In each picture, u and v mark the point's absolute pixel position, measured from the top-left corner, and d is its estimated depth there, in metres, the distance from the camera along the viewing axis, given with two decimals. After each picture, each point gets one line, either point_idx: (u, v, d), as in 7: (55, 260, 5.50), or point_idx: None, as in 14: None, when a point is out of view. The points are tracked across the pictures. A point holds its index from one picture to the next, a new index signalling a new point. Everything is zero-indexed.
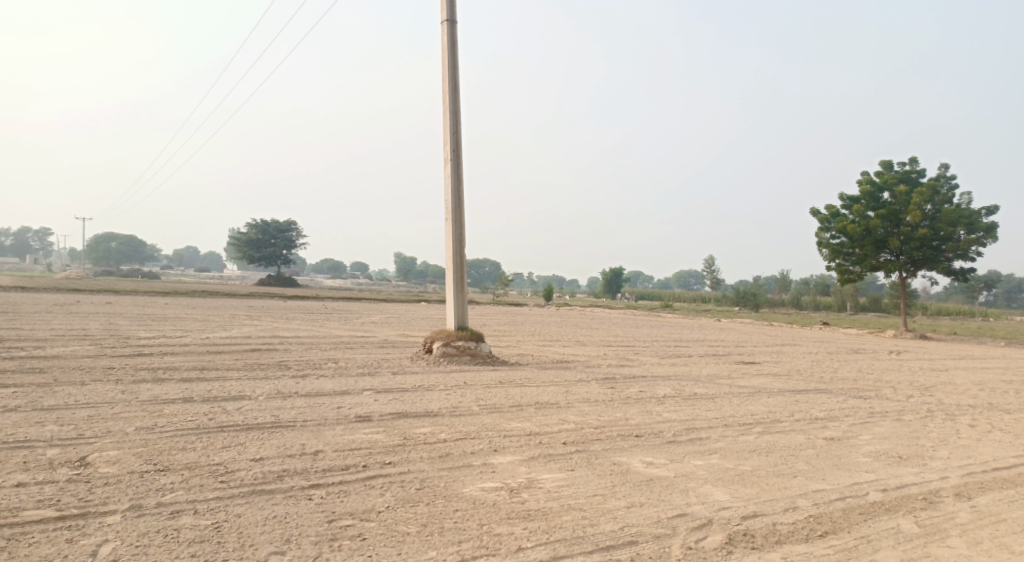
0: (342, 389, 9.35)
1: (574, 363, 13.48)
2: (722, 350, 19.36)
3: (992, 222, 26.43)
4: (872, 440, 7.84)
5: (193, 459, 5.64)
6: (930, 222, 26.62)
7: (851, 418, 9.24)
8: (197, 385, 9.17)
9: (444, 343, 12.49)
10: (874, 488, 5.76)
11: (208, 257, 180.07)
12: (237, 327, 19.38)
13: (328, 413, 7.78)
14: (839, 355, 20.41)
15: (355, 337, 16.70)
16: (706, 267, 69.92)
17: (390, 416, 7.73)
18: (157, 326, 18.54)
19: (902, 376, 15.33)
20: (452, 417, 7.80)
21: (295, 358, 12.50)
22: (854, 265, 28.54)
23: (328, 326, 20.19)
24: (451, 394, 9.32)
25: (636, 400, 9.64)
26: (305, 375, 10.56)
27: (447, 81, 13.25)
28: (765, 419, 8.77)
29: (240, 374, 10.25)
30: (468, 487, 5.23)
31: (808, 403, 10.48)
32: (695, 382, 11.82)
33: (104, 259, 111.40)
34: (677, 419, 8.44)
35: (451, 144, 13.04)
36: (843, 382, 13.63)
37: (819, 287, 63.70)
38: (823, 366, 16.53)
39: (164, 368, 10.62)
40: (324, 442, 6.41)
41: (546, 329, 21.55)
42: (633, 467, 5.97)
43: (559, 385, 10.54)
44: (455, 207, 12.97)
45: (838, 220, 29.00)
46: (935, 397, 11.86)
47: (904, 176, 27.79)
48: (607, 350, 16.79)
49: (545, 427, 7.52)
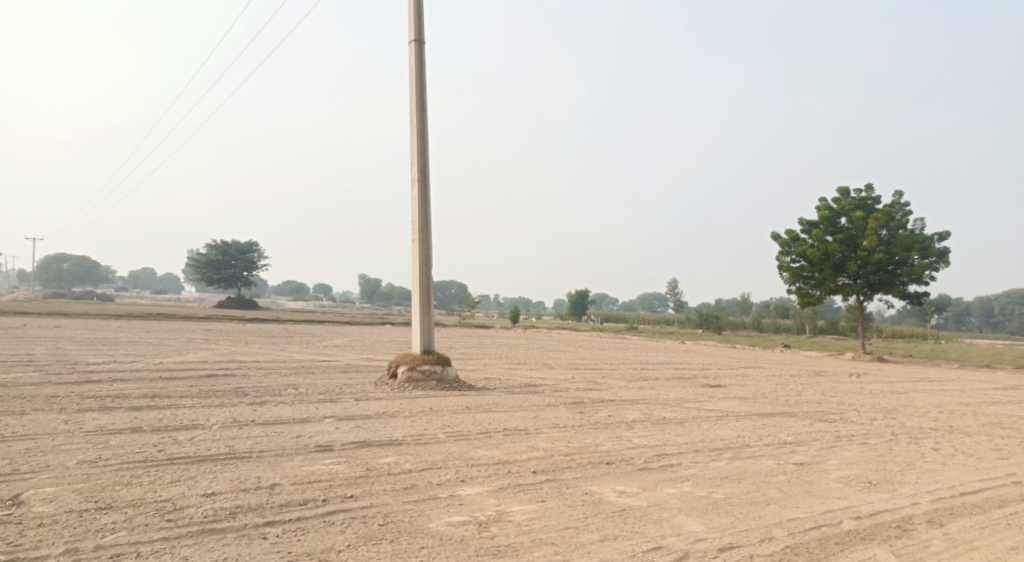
0: (302, 417, 9.04)
1: (540, 387, 13.29)
2: (687, 373, 19.34)
3: (945, 247, 27.00)
4: (840, 465, 7.76)
5: (139, 495, 5.36)
6: (886, 247, 27.10)
7: (820, 442, 9.18)
8: (149, 414, 8.80)
9: (410, 368, 12.22)
10: (848, 515, 5.64)
11: (166, 279, 176.75)
12: (193, 351, 18.84)
13: (287, 442, 7.49)
14: (801, 377, 20.51)
15: (316, 361, 16.33)
16: (669, 290, 70.47)
17: (353, 445, 7.46)
18: (109, 350, 17.95)
19: (864, 398, 15.42)
20: (417, 446, 7.55)
21: (254, 384, 12.12)
22: (814, 289, 28.90)
23: (288, 350, 19.73)
24: (416, 421, 9.06)
25: (605, 425, 9.49)
26: (263, 402, 10.21)
27: (414, 101, 13.10)
28: (735, 444, 8.66)
29: (195, 402, 9.89)
30: (434, 521, 5.01)
31: (776, 426, 10.41)
32: (662, 406, 11.71)
33: (57, 280, 108.62)
34: (647, 444, 8.29)
35: (418, 165, 12.87)
36: (808, 405, 13.63)
37: (779, 310, 64.50)
38: (787, 389, 16.56)
39: (113, 395, 10.20)
40: (281, 474, 6.12)
41: (512, 352, 21.36)
42: (605, 497, 5.79)
43: (527, 411, 10.34)
44: (422, 228, 12.77)
45: (798, 244, 29.39)
46: (898, 420, 11.91)
47: (861, 202, 28.29)
48: (573, 373, 16.63)
49: (513, 455, 7.31)
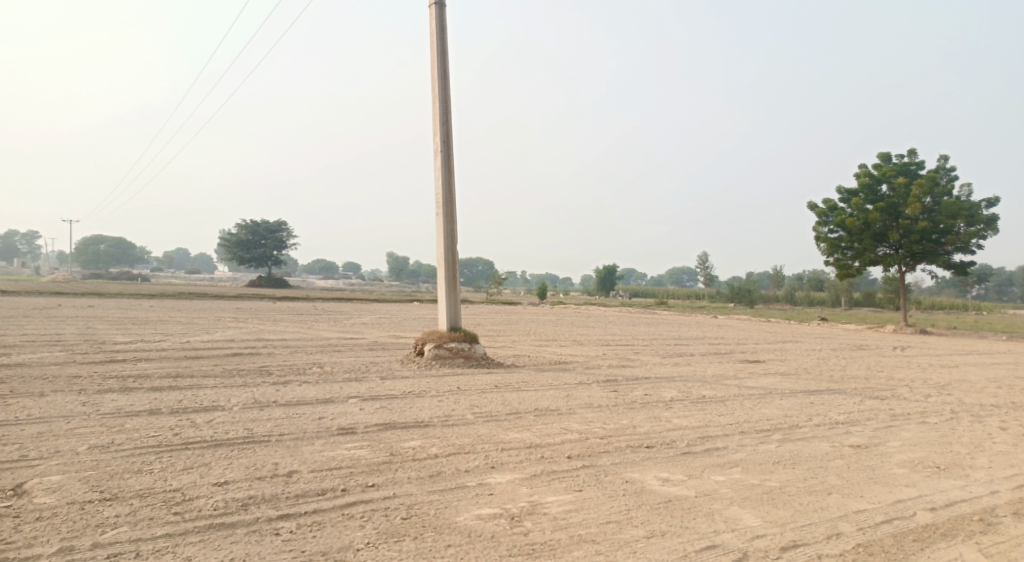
0: (326, 397, 8.66)
1: (573, 364, 12.79)
2: (723, 348, 18.72)
3: (992, 214, 25.88)
4: (902, 447, 7.17)
5: (146, 484, 4.96)
6: (930, 215, 26.03)
7: (874, 422, 8.58)
8: (168, 395, 8.47)
9: (436, 345, 11.80)
10: (921, 506, 5.10)
11: (200, 259, 179.18)
12: (220, 330, 18.58)
13: (307, 424, 7.08)
14: (842, 351, 19.74)
15: (344, 339, 15.99)
16: (699, 264, 69.47)
17: (376, 428, 7.04)
18: (137, 329, 17.82)
19: (913, 373, 14.70)
20: (444, 428, 7.11)
21: (278, 363, 11.78)
22: (853, 260, 27.96)
23: (316, 328, 19.48)
24: (443, 401, 8.63)
25: (642, 405, 8.98)
26: (286, 381, 9.85)
27: (436, 68, 12.55)
28: (783, 424, 8.10)
29: (216, 382, 9.55)
30: (463, 515, 4.56)
31: (825, 405, 9.81)
32: (701, 384, 11.15)
33: (93, 262, 110.32)
34: (688, 425, 7.77)
35: (441, 135, 12.35)
36: (854, 381, 12.95)
37: (812, 282, 63.06)
38: (830, 364, 15.90)
39: (135, 375, 9.92)
40: (299, 461, 5.70)
41: (542, 328, 20.91)
42: (649, 485, 5.29)
43: (558, 389, 9.87)
44: (446, 200, 12.28)
45: (836, 214, 28.43)
46: (954, 396, 11.23)
47: (902, 169, 27.20)
48: (605, 349, 16.12)
49: (546, 438, 6.85)
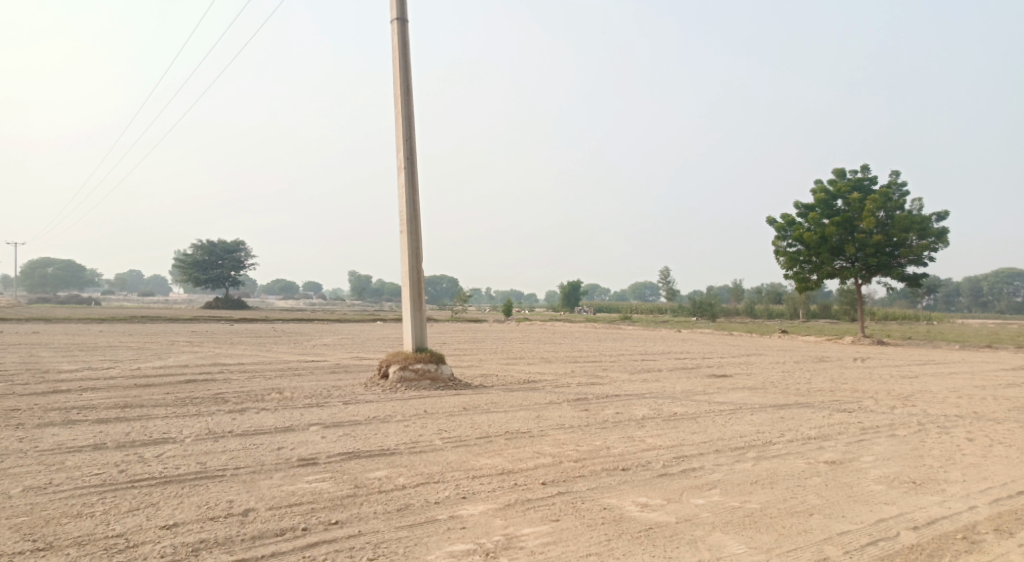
0: (286, 425, 8.31)
1: (541, 383, 12.57)
2: (689, 363, 18.68)
3: (943, 227, 26.43)
4: (876, 462, 7.07)
5: (86, 530, 4.64)
6: (884, 229, 26.49)
7: (846, 436, 8.49)
8: (116, 427, 8.04)
9: (401, 367, 11.49)
10: (905, 525, 4.96)
11: (155, 281, 175.55)
12: (174, 355, 17.97)
13: (266, 456, 6.75)
14: (805, 364, 19.86)
15: (305, 362, 15.57)
16: (660, 279, 69.99)
17: (339, 457, 6.72)
18: (85, 356, 17.13)
19: (876, 385, 14.77)
20: (412, 456, 6.82)
21: (235, 389, 11.36)
22: (811, 273, 28.30)
23: (276, 350, 18.96)
24: (409, 426, 8.33)
25: (613, 424, 8.79)
26: (243, 409, 9.45)
27: (399, 84, 12.32)
28: (756, 441, 7.97)
29: (168, 412, 9.13)
30: (433, 554, 4.35)
31: (795, 420, 9.72)
32: (671, 401, 11.01)
33: (42, 285, 107.29)
34: (662, 445, 7.59)
35: (404, 152, 12.12)
36: (821, 394, 12.94)
37: (771, 295, 63.91)
38: (795, 377, 15.93)
39: (80, 406, 9.44)
40: (256, 497, 5.39)
41: (507, 346, 20.67)
42: (627, 512, 5.08)
43: (528, 410, 9.63)
44: (410, 218, 12.02)
45: (794, 228, 28.79)
46: (919, 407, 11.25)
47: (856, 183, 27.67)
48: (572, 366, 15.94)
49: (519, 463, 6.60)
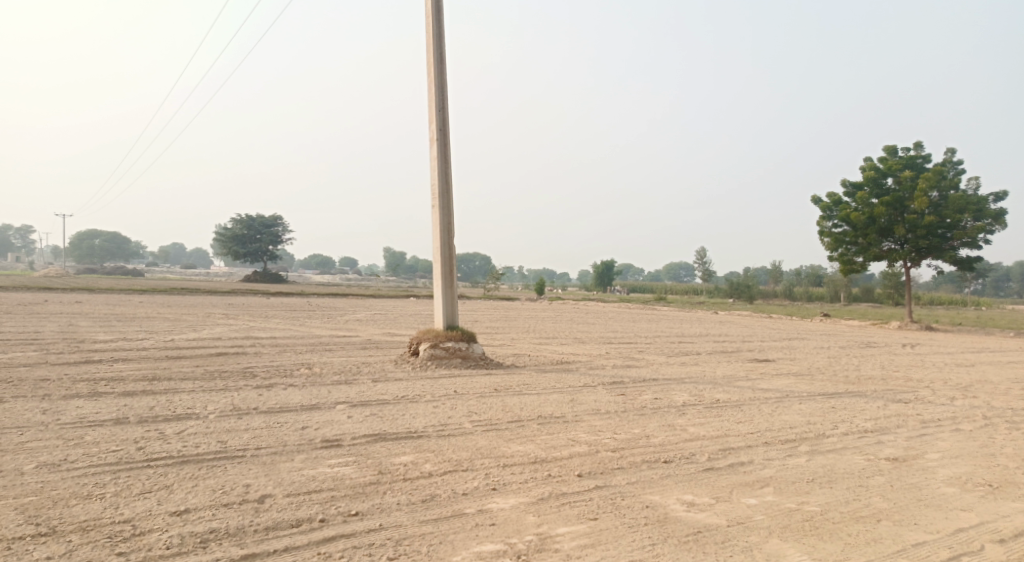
0: (312, 403, 7.99)
1: (576, 364, 12.13)
2: (729, 346, 18.08)
3: (1000, 209, 25.25)
4: (943, 460, 6.50)
5: (92, 514, 4.32)
6: (936, 210, 25.40)
7: (905, 430, 7.90)
8: (139, 401, 7.79)
9: (432, 345, 11.13)
10: (987, 538, 4.45)
11: (196, 254, 178.32)
12: (208, 327, 17.84)
13: (289, 436, 6.41)
14: (852, 349, 19.04)
15: (336, 338, 15.31)
16: (697, 259, 68.90)
17: (364, 440, 6.35)
18: (120, 326, 17.07)
19: (930, 373, 14.03)
20: (440, 440, 6.44)
21: (264, 363, 11.10)
22: (857, 255, 27.34)
23: (308, 325, 18.76)
24: (438, 407, 7.94)
25: (653, 411, 8.31)
26: (270, 385, 9.16)
27: (432, 51, 11.87)
28: (808, 434, 7.42)
29: (194, 386, 8.87)
30: (460, 554, 3.96)
31: (848, 410, 9.14)
32: (712, 386, 10.48)
33: (88, 256, 109.62)
34: (706, 435, 7.10)
35: (437, 122, 11.68)
36: (872, 382, 12.29)
37: (811, 277, 62.31)
38: (842, 363, 15.25)
39: (107, 377, 9.24)
40: (274, 482, 5.05)
41: (540, 325, 20.25)
42: (673, 512, 4.63)
43: (563, 393, 9.19)
44: (442, 192, 11.59)
45: (840, 208, 27.80)
46: (980, 399, 10.57)
47: (908, 161, 26.54)
48: (608, 348, 15.45)
49: (553, 451, 6.18)
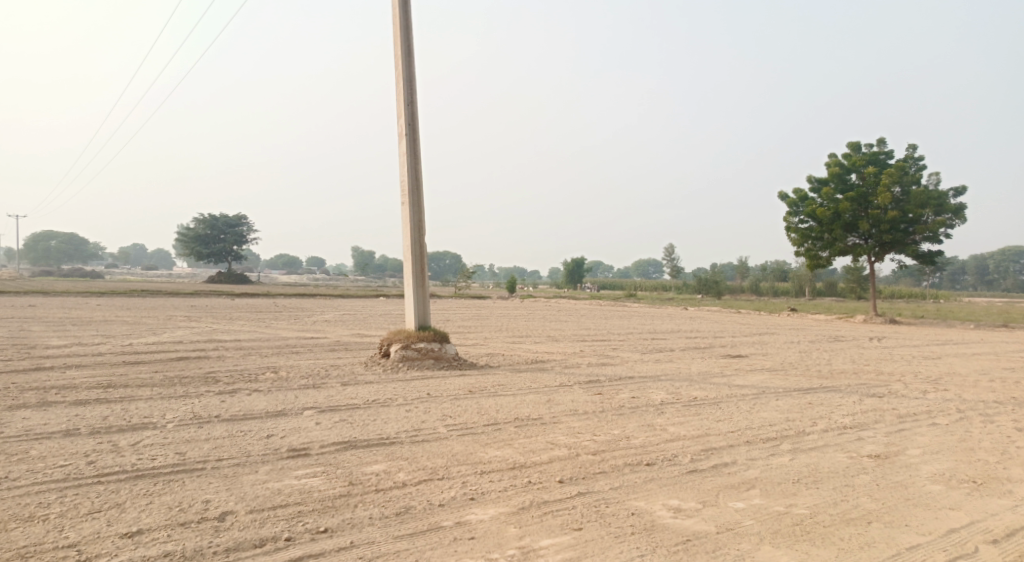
0: (277, 409, 7.66)
1: (549, 363, 11.93)
2: (700, 342, 18.04)
3: (961, 204, 25.60)
4: (925, 456, 6.40)
5: (35, 539, 4.06)
6: (899, 205, 25.67)
7: (885, 425, 7.82)
8: (94, 411, 7.40)
9: (403, 347, 10.84)
10: (980, 538, 4.33)
11: (158, 255, 175.11)
12: (169, 330, 17.31)
13: (253, 445, 6.10)
14: (821, 343, 19.13)
15: (303, 339, 14.92)
16: (665, 256, 69.25)
17: (333, 448, 6.07)
18: (76, 331, 16.46)
19: (900, 367, 14.08)
20: (414, 446, 6.18)
21: (228, 368, 10.70)
22: (824, 250, 27.56)
23: (274, 327, 18.30)
24: (411, 411, 7.67)
25: (631, 410, 8.12)
26: (233, 390, 8.80)
27: (400, 43, 11.57)
28: (788, 431, 7.28)
29: (153, 393, 8.47)
30: None
31: (825, 405, 9.06)
32: (688, 384, 10.35)
33: (45, 258, 106.94)
34: (687, 435, 6.93)
35: (406, 117, 11.38)
36: (845, 376, 12.28)
37: (776, 272, 62.97)
38: (814, 358, 15.27)
39: (60, 386, 8.81)
40: (235, 496, 4.77)
41: (511, 324, 20.04)
42: (660, 518, 4.44)
43: (538, 394, 8.97)
44: (412, 188, 11.30)
45: (806, 204, 27.98)
46: (952, 392, 10.58)
47: (872, 157, 26.78)
48: (580, 346, 15.29)
49: (532, 455, 5.95)
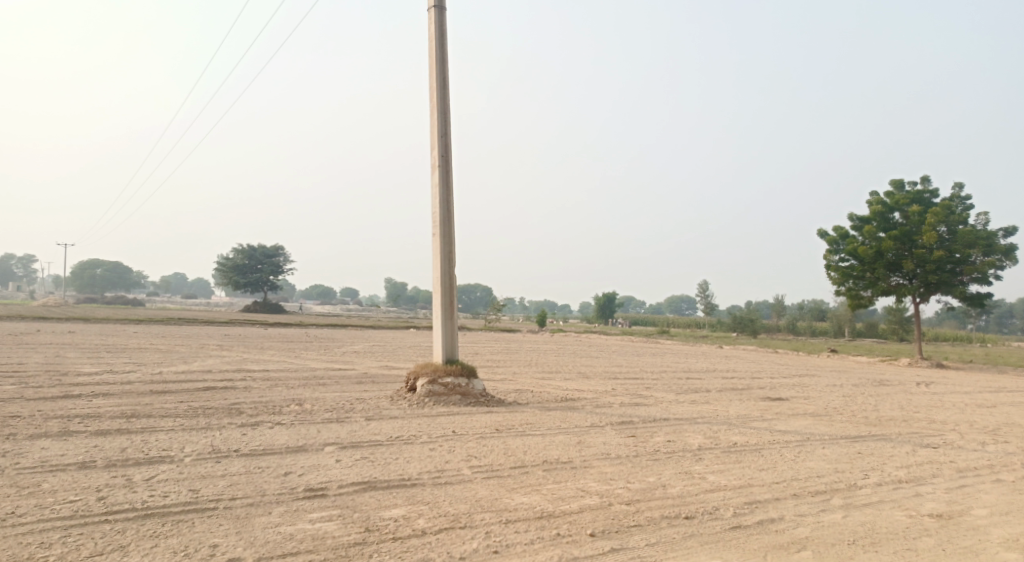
0: (298, 443, 7.36)
1: (581, 401, 11.50)
2: (738, 382, 17.42)
3: (1010, 244, 24.72)
4: (992, 518, 5.89)
5: None
6: (944, 245, 24.88)
7: (942, 480, 7.28)
8: (112, 442, 7.18)
9: (430, 381, 10.52)
10: None
11: (197, 283, 177.98)
12: (200, 359, 17.20)
13: (270, 484, 5.80)
14: (865, 387, 18.39)
15: (332, 371, 14.68)
16: (699, 292, 68.29)
17: (353, 488, 5.74)
18: (108, 358, 16.41)
19: (951, 414, 13.38)
20: (437, 489, 5.84)
21: (253, 399, 10.48)
22: (865, 289, 26.76)
23: (304, 357, 18.11)
24: (435, 450, 7.32)
25: (667, 456, 7.68)
26: (255, 423, 8.53)
27: (435, 76, 11.44)
28: (838, 484, 6.80)
29: (174, 424, 8.24)
30: None
31: (875, 455, 8.52)
32: (727, 427, 9.85)
33: (88, 285, 109.15)
34: (728, 485, 6.48)
35: (439, 148, 11.20)
36: (894, 423, 11.65)
37: (814, 312, 61.57)
38: (858, 402, 14.61)
39: (83, 414, 8.62)
40: (243, 542, 4.46)
41: (543, 359, 19.64)
42: None
43: (568, 434, 8.57)
44: (444, 220, 11.08)
45: (847, 242, 27.26)
46: (1011, 444, 9.92)
47: (916, 195, 26.05)
48: (613, 384, 14.81)
49: (562, 504, 5.57)
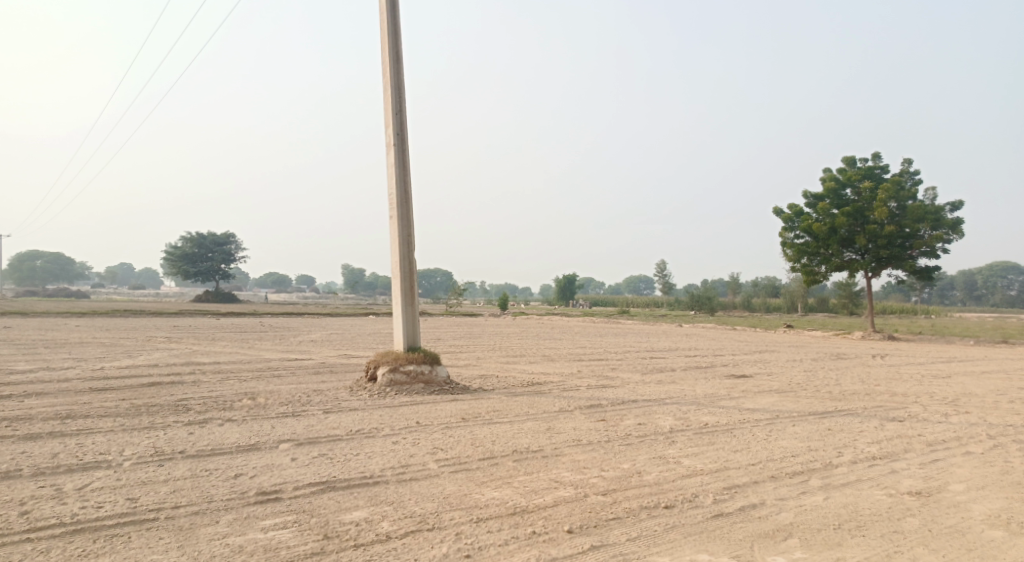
0: (250, 442, 6.92)
1: (546, 385, 11.20)
2: (700, 361, 17.34)
3: (958, 218, 25.13)
4: (972, 493, 5.76)
5: None
6: (894, 220, 25.20)
7: (917, 455, 7.16)
8: (43, 447, 6.64)
9: (391, 370, 10.13)
10: None
11: (145, 274, 173.41)
12: (147, 353, 16.43)
13: (218, 488, 5.36)
14: (824, 362, 18.49)
15: (286, 362, 14.13)
16: (656, 272, 68.81)
17: (309, 489, 5.35)
18: (47, 355, 15.57)
19: (911, 386, 13.45)
20: (402, 487, 5.48)
21: (202, 394, 9.95)
22: (820, 265, 26.98)
23: (257, 348, 17.48)
24: (397, 443, 6.95)
25: (639, 440, 7.42)
26: (204, 421, 8.03)
27: (387, 51, 10.95)
28: (815, 463, 6.62)
29: (115, 425, 7.70)
30: None
31: (846, 431, 8.40)
32: (695, 407, 9.64)
33: (30, 278, 105.32)
34: (705, 469, 6.25)
35: (394, 127, 10.74)
36: (859, 397, 11.60)
37: (768, 289, 62.42)
38: (820, 377, 14.59)
39: (14, 418, 8.01)
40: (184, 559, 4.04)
41: (504, 342, 19.32)
42: None
43: (537, 421, 8.27)
44: (401, 201, 10.64)
45: (802, 219, 27.44)
46: (975, 414, 9.91)
47: (867, 171, 26.32)
48: (577, 366, 14.56)
49: (536, 497, 5.28)
